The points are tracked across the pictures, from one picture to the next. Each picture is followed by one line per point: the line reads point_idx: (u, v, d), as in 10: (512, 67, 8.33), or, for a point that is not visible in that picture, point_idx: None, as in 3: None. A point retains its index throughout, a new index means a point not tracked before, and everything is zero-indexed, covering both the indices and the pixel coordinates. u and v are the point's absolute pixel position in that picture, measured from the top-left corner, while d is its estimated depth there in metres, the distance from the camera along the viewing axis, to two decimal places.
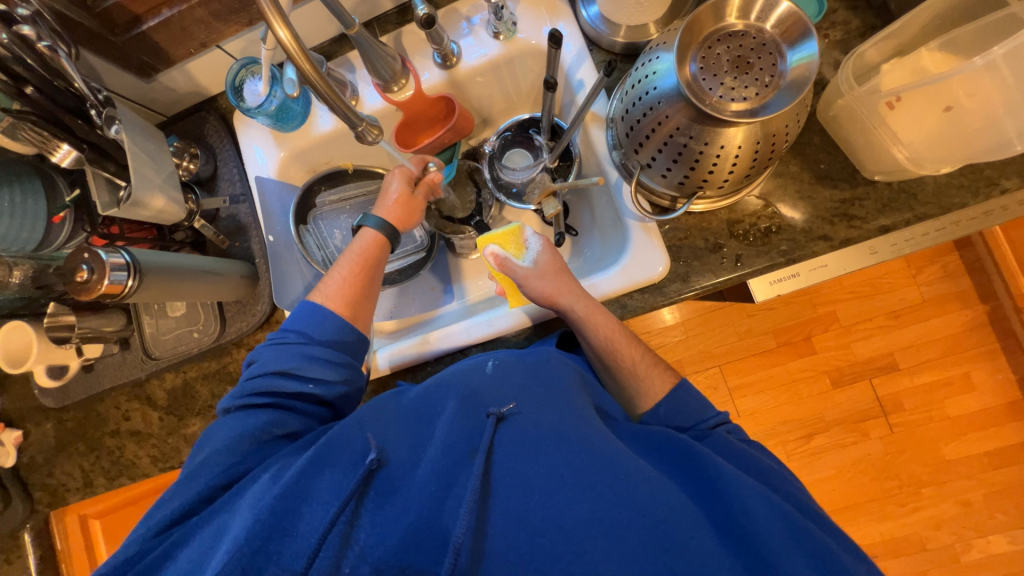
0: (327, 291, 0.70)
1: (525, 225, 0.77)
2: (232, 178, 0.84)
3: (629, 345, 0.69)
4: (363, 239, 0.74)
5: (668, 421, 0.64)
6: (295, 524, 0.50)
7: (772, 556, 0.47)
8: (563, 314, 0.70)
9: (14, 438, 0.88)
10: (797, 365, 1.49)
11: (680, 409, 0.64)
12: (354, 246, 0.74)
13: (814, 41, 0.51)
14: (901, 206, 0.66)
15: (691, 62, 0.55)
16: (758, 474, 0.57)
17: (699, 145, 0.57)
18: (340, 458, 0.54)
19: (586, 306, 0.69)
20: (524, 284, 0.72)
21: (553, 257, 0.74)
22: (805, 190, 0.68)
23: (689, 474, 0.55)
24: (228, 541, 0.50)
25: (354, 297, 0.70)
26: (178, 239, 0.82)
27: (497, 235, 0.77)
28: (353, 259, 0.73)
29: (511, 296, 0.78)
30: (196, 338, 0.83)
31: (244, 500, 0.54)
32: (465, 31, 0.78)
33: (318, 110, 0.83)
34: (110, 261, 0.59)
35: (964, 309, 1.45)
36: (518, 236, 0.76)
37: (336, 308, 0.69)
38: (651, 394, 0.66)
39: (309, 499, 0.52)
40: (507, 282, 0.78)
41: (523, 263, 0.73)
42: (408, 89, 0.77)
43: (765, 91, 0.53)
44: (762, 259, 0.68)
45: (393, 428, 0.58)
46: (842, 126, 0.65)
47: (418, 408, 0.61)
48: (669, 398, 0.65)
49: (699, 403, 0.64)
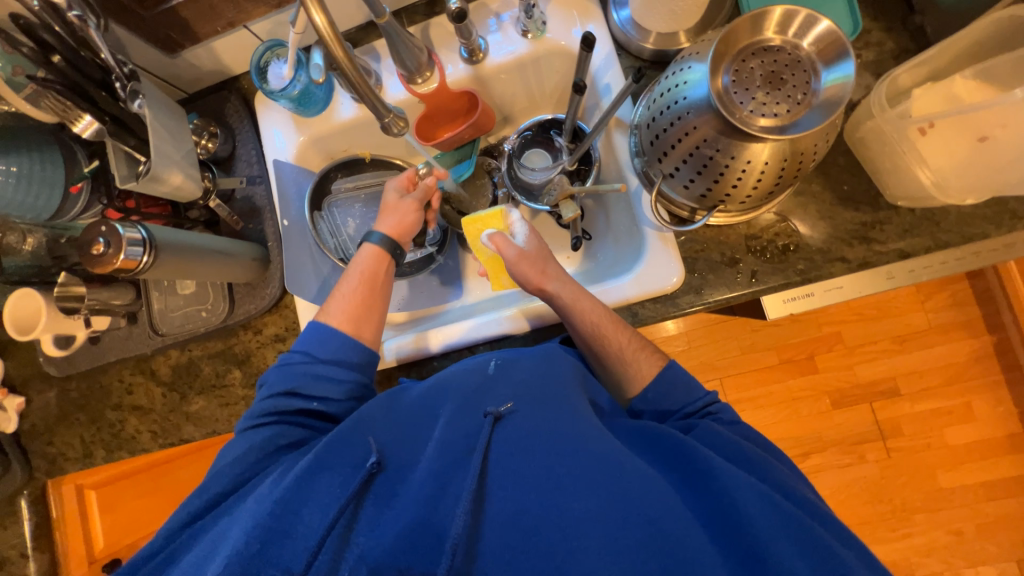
0: (331, 309, 0.70)
1: (510, 207, 0.79)
2: (250, 160, 0.84)
3: (616, 329, 0.68)
4: (366, 255, 0.74)
5: (656, 404, 0.66)
6: (293, 526, 0.51)
7: (766, 551, 0.46)
8: (551, 300, 0.71)
9: (17, 405, 0.89)
10: (798, 383, 1.49)
11: (667, 392, 0.65)
12: (357, 263, 0.74)
13: (850, 61, 0.50)
14: (922, 233, 0.65)
15: (725, 73, 0.54)
16: (746, 464, 0.56)
17: (725, 159, 0.57)
18: (340, 460, 0.56)
19: (572, 292, 0.70)
20: (513, 266, 0.72)
21: (539, 243, 0.74)
22: (826, 211, 0.68)
23: (682, 471, 0.55)
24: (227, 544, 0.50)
25: (356, 312, 0.70)
26: (193, 217, 0.81)
27: (481, 218, 0.79)
28: (356, 276, 0.73)
29: (492, 278, 0.79)
30: (204, 317, 0.83)
31: (247, 504, 0.54)
32: (493, 27, 0.78)
33: (341, 96, 0.82)
34: (127, 236, 0.59)
35: (970, 338, 1.45)
36: (503, 219, 0.77)
37: (339, 325, 0.69)
38: (638, 379, 0.67)
39: (308, 501, 0.52)
40: (492, 264, 0.78)
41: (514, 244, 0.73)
42: (433, 81, 0.75)
43: (797, 109, 0.52)
44: (778, 276, 0.68)
45: (391, 430, 0.60)
46: (869, 148, 0.65)
47: (416, 410, 0.62)
48: (655, 382, 0.66)
49: (685, 386, 0.66)
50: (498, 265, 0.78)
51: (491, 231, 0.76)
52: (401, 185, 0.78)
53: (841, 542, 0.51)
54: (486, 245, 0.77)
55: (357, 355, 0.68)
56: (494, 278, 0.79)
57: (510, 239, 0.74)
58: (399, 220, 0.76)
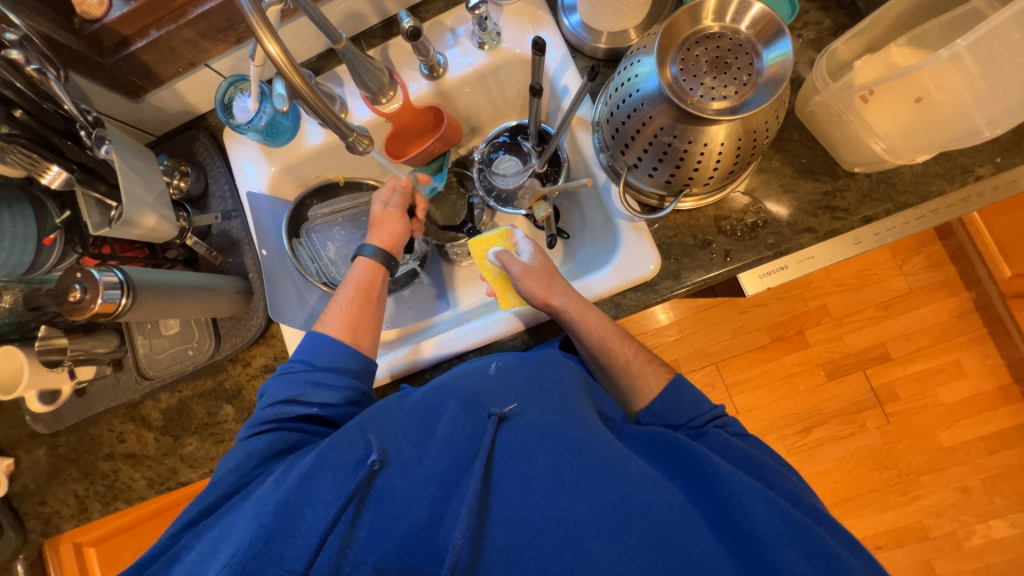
0: (328, 320, 0.70)
1: (514, 228, 0.81)
2: (223, 195, 0.84)
3: (621, 343, 0.70)
4: (358, 267, 0.75)
5: (663, 418, 0.65)
6: (296, 525, 0.49)
7: (773, 555, 0.47)
8: (556, 314, 0.71)
9: (6, 467, 0.87)
10: (792, 359, 1.51)
11: (675, 405, 0.65)
12: (350, 275, 0.75)
13: (787, 39, 0.53)
14: (881, 197, 0.68)
15: (672, 64, 0.56)
16: (754, 470, 0.58)
17: (683, 144, 0.59)
18: (341, 460, 0.54)
19: (578, 306, 0.70)
20: (520, 283, 0.73)
21: (544, 260, 0.75)
22: (788, 184, 0.70)
23: (686, 472, 0.55)
24: (240, 539, 0.49)
25: (353, 321, 0.70)
26: (170, 256, 0.81)
27: (486, 238, 0.80)
28: (351, 287, 0.73)
29: (501, 298, 0.79)
30: (191, 356, 0.82)
31: (249, 502, 0.54)
32: (450, 42, 0.80)
33: (308, 124, 0.84)
34: (104, 280, 0.59)
35: (950, 296, 1.48)
36: (508, 239, 0.79)
37: (336, 335, 0.69)
38: (646, 392, 0.68)
39: (311, 499, 0.51)
40: (499, 283, 0.79)
41: (520, 259, 0.75)
42: (395, 101, 0.77)
43: (744, 89, 0.55)
44: (751, 253, 0.69)
45: (393, 430, 0.59)
46: (820, 121, 0.67)
47: (420, 409, 0.62)
48: (662, 394, 0.66)
49: (693, 399, 0.66)
50: (505, 284, 0.79)
51: (497, 249, 0.77)
52: (384, 195, 0.78)
53: (847, 549, 0.51)
54: (493, 263, 0.78)
55: (353, 362, 0.67)
56: (502, 297, 0.79)
57: (515, 256, 0.76)
58: (388, 232, 0.77)
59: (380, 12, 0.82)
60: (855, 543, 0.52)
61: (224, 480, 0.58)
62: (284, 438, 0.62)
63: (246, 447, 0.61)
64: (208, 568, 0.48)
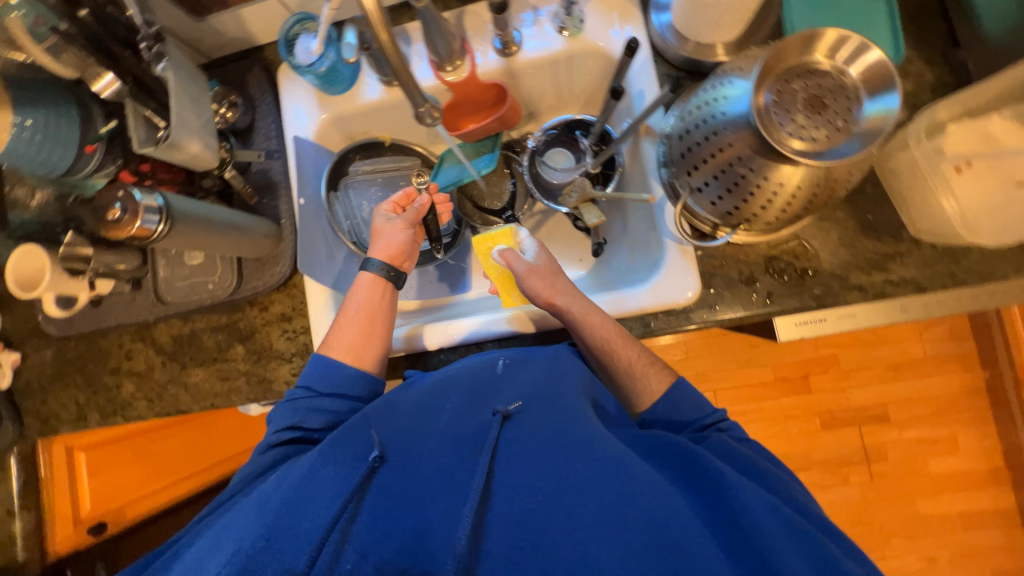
0: (336, 341, 0.69)
1: (519, 226, 0.79)
2: (269, 134, 0.83)
3: (623, 343, 0.68)
4: (362, 283, 0.73)
5: (666, 419, 0.65)
6: (297, 522, 0.50)
7: (777, 560, 0.46)
8: (559, 315, 0.70)
9: (12, 361, 0.88)
10: (790, 402, 1.51)
11: (676, 408, 0.65)
12: (354, 293, 0.73)
13: (895, 94, 0.50)
14: (940, 270, 0.66)
15: (766, 92, 0.53)
16: (755, 476, 0.57)
17: (757, 179, 0.56)
18: (344, 455, 0.55)
19: (581, 306, 0.69)
20: (524, 281, 0.72)
21: (550, 258, 0.74)
22: (848, 239, 0.68)
23: (691, 476, 0.54)
24: (241, 539, 0.50)
25: (356, 343, 0.69)
26: (206, 185, 0.79)
27: (492, 236, 0.79)
28: (358, 306, 0.71)
29: (502, 294, 0.79)
30: (210, 290, 0.82)
31: (251, 499, 0.54)
32: (529, 21, 0.76)
33: (367, 77, 0.80)
34: (143, 204, 0.58)
35: (963, 372, 1.46)
36: (513, 237, 0.78)
37: (340, 357, 0.68)
38: (647, 395, 0.66)
39: (313, 496, 0.51)
40: (502, 281, 0.78)
41: (524, 259, 0.74)
42: (462, 71, 0.74)
43: (836, 137, 0.52)
44: (793, 299, 0.68)
45: (395, 423, 0.59)
46: (900, 179, 0.64)
47: (422, 402, 0.61)
48: (665, 398, 0.65)
49: (695, 403, 0.65)
50: (508, 282, 0.78)
51: (502, 247, 0.76)
52: (391, 209, 0.78)
53: (851, 557, 0.51)
54: (497, 261, 0.77)
55: (361, 389, 0.67)
56: (505, 295, 0.78)
57: (521, 255, 0.75)
58: (389, 242, 0.75)
59: None
60: (861, 557, 0.52)
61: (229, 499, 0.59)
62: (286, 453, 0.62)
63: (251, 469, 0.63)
64: (207, 567, 0.48)
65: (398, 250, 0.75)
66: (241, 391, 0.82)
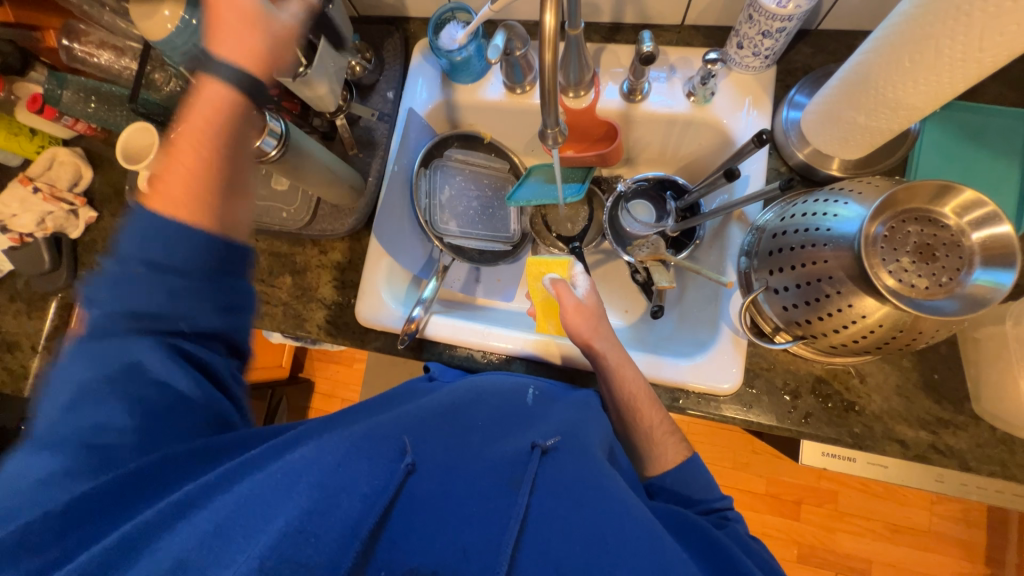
0: (177, 190, 0.54)
1: (575, 260, 0.78)
2: (386, 98, 0.88)
3: (650, 408, 0.68)
4: (204, 99, 0.57)
5: (673, 492, 0.64)
6: (328, 517, 0.42)
7: None
8: (595, 359, 0.69)
9: (88, 217, 0.93)
10: (774, 522, 1.45)
11: (685, 484, 0.64)
12: (198, 112, 0.57)
13: (1012, 272, 0.48)
14: (992, 455, 0.63)
15: (880, 224, 0.53)
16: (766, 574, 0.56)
17: (841, 303, 0.55)
18: (374, 450, 0.48)
19: (618, 357, 0.68)
20: (568, 319, 0.70)
21: (598, 301, 0.74)
22: (906, 389, 0.66)
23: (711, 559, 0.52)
24: (261, 525, 0.41)
25: (183, 179, 0.55)
26: (315, 125, 0.84)
27: (546, 262, 0.79)
28: (194, 131, 0.57)
29: (539, 320, 0.79)
30: (283, 218, 0.86)
31: (253, 479, 0.44)
32: (662, 77, 0.78)
33: (493, 77, 0.84)
34: (269, 125, 0.64)
35: (964, 559, 1.38)
36: (567, 269, 0.77)
37: (167, 207, 0.54)
38: (659, 463, 0.66)
39: (348, 487, 0.45)
40: (544, 307, 0.78)
41: (575, 293, 0.73)
42: (584, 100, 0.76)
43: (935, 291, 0.51)
44: (831, 429, 0.66)
45: (426, 426, 0.53)
46: (979, 352, 0.62)
47: (455, 415, 0.56)
48: (677, 470, 0.65)
49: (704, 482, 0.65)
50: (549, 310, 0.78)
51: (554, 277, 0.74)
52: None
53: None
54: (544, 286, 0.76)
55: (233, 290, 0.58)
56: (541, 321, 0.79)
57: (570, 288, 0.73)
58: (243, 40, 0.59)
59: (615, 14, 0.80)
60: None
61: (110, 430, 0.49)
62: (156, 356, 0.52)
63: (94, 357, 0.51)
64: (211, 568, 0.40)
65: (266, 57, 0.61)
66: (276, 318, 0.86)
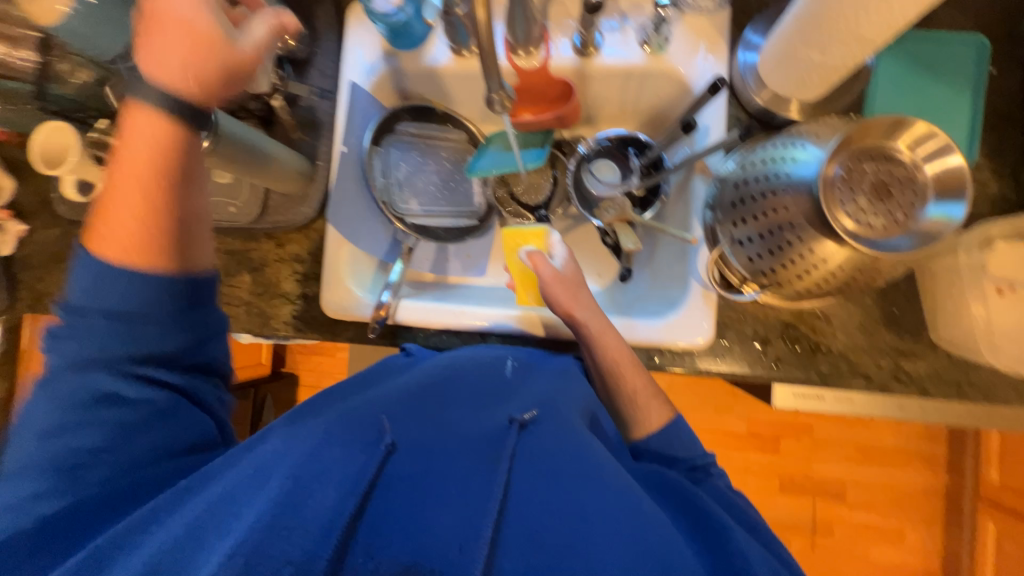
0: (118, 230, 0.50)
1: (552, 228, 0.75)
2: (325, 73, 0.83)
3: (633, 371, 0.67)
4: (146, 131, 0.50)
5: (658, 454, 0.65)
6: (303, 501, 0.43)
7: None
8: (575, 327, 0.69)
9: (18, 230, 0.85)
10: (757, 458, 1.53)
11: (670, 443, 0.65)
12: (136, 146, 0.50)
13: (962, 205, 0.50)
14: (946, 378, 0.67)
15: (837, 165, 0.52)
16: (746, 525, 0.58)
17: (802, 249, 0.56)
18: (351, 436, 0.50)
19: (599, 324, 0.68)
20: (546, 288, 0.70)
21: (578, 269, 0.73)
22: (867, 326, 0.68)
23: (692, 519, 0.53)
24: (243, 513, 0.43)
25: (133, 216, 0.50)
26: (249, 108, 0.78)
27: (524, 232, 0.75)
28: (135, 170, 0.50)
29: (519, 293, 0.77)
30: (230, 213, 0.80)
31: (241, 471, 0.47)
32: (614, 27, 0.75)
33: (437, 40, 0.78)
34: None
35: (926, 471, 1.49)
36: (545, 239, 0.74)
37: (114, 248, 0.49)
38: (644, 425, 0.67)
39: (322, 475, 0.45)
40: (522, 279, 0.76)
41: (552, 264, 0.71)
42: (535, 58, 0.71)
43: (890, 229, 0.51)
44: (799, 370, 0.69)
45: (401, 409, 0.54)
46: (935, 283, 0.64)
47: (430, 394, 0.57)
48: (661, 433, 0.66)
49: (689, 440, 0.66)
50: (528, 282, 0.76)
51: (530, 248, 0.73)
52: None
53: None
54: (522, 260, 0.74)
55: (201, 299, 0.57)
56: (521, 293, 0.77)
57: (547, 259, 0.72)
58: (190, 64, 0.49)
59: None
60: None
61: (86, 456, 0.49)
62: (127, 387, 0.50)
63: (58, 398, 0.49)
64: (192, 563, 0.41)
65: (222, 80, 0.51)
66: (239, 319, 0.82)
